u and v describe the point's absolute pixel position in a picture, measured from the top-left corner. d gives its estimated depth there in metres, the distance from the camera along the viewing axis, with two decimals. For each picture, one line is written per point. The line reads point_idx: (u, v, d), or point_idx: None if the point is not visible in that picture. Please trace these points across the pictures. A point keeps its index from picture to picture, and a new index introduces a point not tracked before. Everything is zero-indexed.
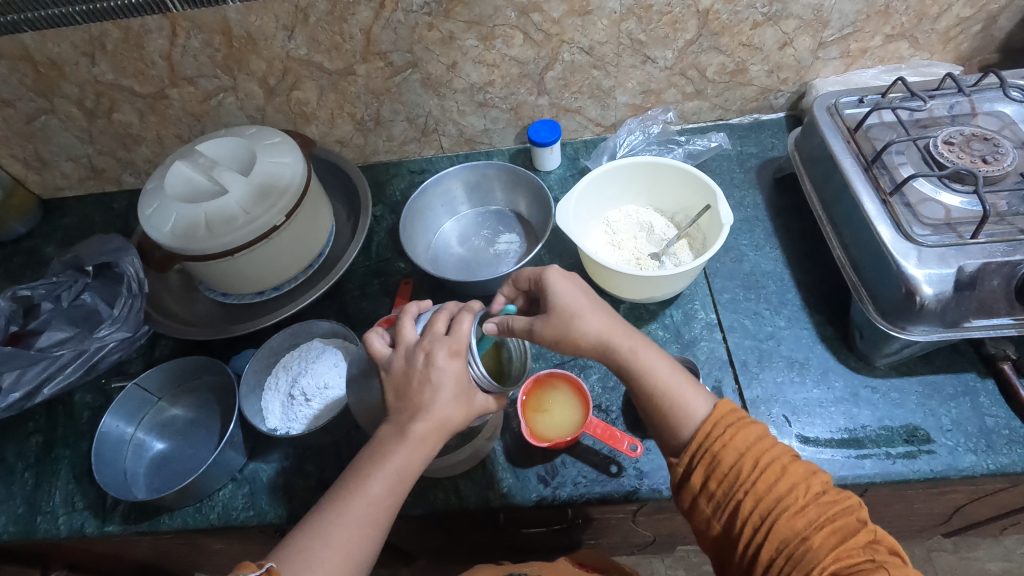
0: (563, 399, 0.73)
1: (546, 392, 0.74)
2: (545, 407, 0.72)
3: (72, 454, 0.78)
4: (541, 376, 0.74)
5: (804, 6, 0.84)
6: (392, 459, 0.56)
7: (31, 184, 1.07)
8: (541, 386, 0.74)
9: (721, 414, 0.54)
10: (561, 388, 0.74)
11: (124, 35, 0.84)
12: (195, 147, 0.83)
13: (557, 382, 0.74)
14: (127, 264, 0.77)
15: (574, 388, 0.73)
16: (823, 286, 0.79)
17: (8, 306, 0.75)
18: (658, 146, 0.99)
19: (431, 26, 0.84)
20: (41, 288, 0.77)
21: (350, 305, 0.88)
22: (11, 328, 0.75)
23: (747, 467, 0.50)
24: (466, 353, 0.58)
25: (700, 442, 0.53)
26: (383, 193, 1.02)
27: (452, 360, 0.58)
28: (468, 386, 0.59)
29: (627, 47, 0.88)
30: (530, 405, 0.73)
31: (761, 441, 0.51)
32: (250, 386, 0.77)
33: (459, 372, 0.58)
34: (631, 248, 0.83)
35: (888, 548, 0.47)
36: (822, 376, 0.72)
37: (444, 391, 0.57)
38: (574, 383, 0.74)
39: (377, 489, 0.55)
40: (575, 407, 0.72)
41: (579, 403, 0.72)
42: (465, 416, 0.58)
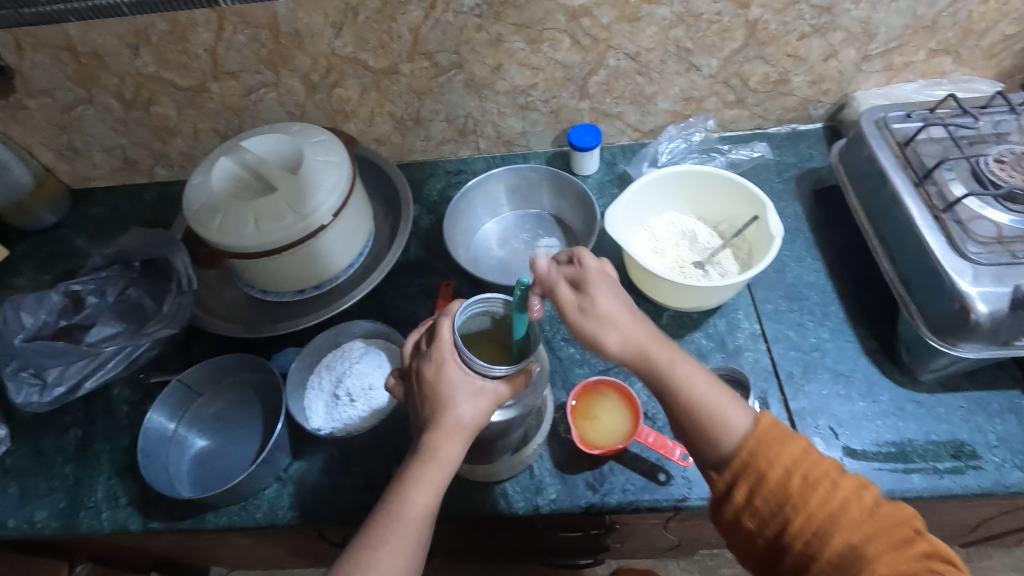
0: (612, 406, 0.73)
1: (594, 399, 0.74)
2: (594, 414, 0.72)
3: (112, 449, 0.77)
4: (590, 383, 0.74)
5: (853, 19, 0.84)
6: (416, 472, 0.57)
7: (61, 173, 1.06)
8: (590, 393, 0.74)
9: (764, 427, 0.53)
10: (610, 395, 0.74)
11: (170, 27, 0.83)
12: (240, 142, 0.82)
13: (605, 389, 0.74)
14: (178, 262, 0.77)
15: (622, 396, 0.73)
16: (867, 299, 0.79)
17: (59, 301, 0.74)
18: (699, 154, 0.99)
19: (480, 27, 0.84)
20: (92, 283, 0.77)
21: (390, 305, 0.87)
22: (61, 322, 0.75)
23: (797, 486, 0.49)
24: (449, 354, 0.60)
25: (744, 458, 0.52)
26: (419, 193, 1.02)
27: (442, 366, 0.60)
28: (472, 382, 0.59)
29: (674, 54, 0.88)
30: (578, 411, 0.73)
31: (808, 455, 0.50)
32: (294, 384, 0.77)
33: (452, 374, 0.59)
34: (674, 256, 0.83)
35: (942, 558, 0.47)
36: (867, 389, 0.73)
37: (449, 395, 0.59)
38: (622, 391, 0.73)
39: (410, 497, 0.56)
40: (624, 415, 0.72)
41: (628, 411, 0.72)
42: (483, 414, 0.59)
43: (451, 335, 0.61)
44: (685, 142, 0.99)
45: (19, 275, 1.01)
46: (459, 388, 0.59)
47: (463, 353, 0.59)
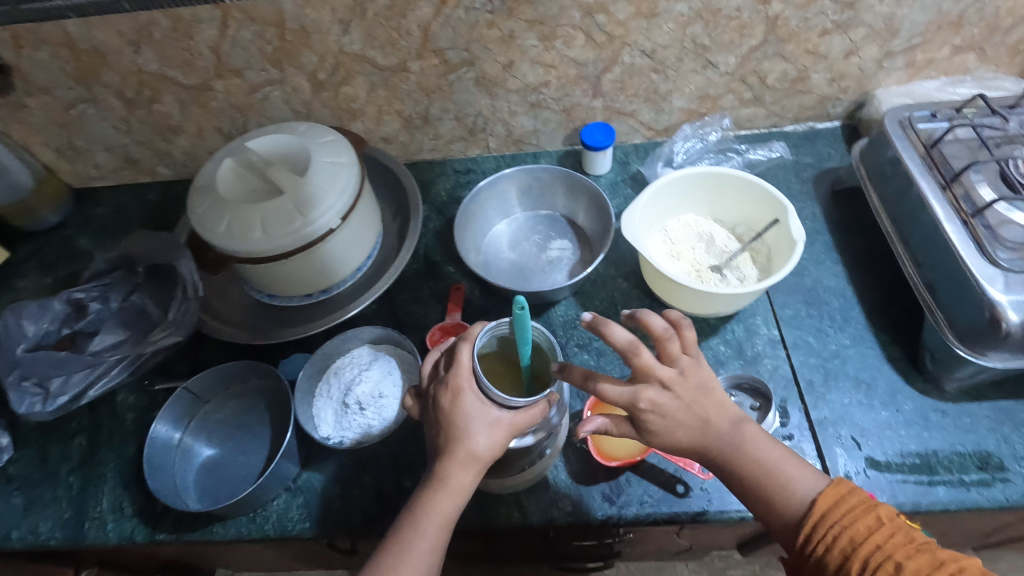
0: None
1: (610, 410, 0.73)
2: None
3: (118, 457, 0.76)
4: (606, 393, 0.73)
5: (876, 15, 0.82)
6: (428, 502, 0.56)
7: (62, 173, 1.04)
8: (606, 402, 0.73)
9: (826, 510, 0.54)
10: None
11: (173, 24, 0.80)
12: (245, 143, 0.80)
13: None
14: (184, 268, 0.75)
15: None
16: (889, 304, 0.78)
17: (62, 308, 0.73)
18: (715, 154, 0.97)
19: (491, 24, 0.82)
20: (95, 289, 0.75)
21: (400, 309, 0.86)
22: (64, 330, 0.73)
23: (856, 570, 0.51)
24: (467, 383, 0.57)
25: (806, 539, 0.55)
26: (427, 193, 1.00)
27: (457, 395, 0.57)
28: (490, 413, 0.57)
29: (690, 52, 0.86)
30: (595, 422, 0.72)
31: (871, 535, 0.51)
32: (303, 392, 0.75)
33: (469, 404, 0.57)
34: (691, 259, 0.81)
35: None
36: (890, 398, 0.71)
37: (465, 426, 0.56)
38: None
39: (421, 528, 0.55)
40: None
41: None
42: (497, 445, 0.57)
43: (470, 363, 0.59)
44: (700, 142, 0.97)
45: (21, 277, 0.99)
46: (474, 420, 0.57)
47: (481, 383, 0.56)
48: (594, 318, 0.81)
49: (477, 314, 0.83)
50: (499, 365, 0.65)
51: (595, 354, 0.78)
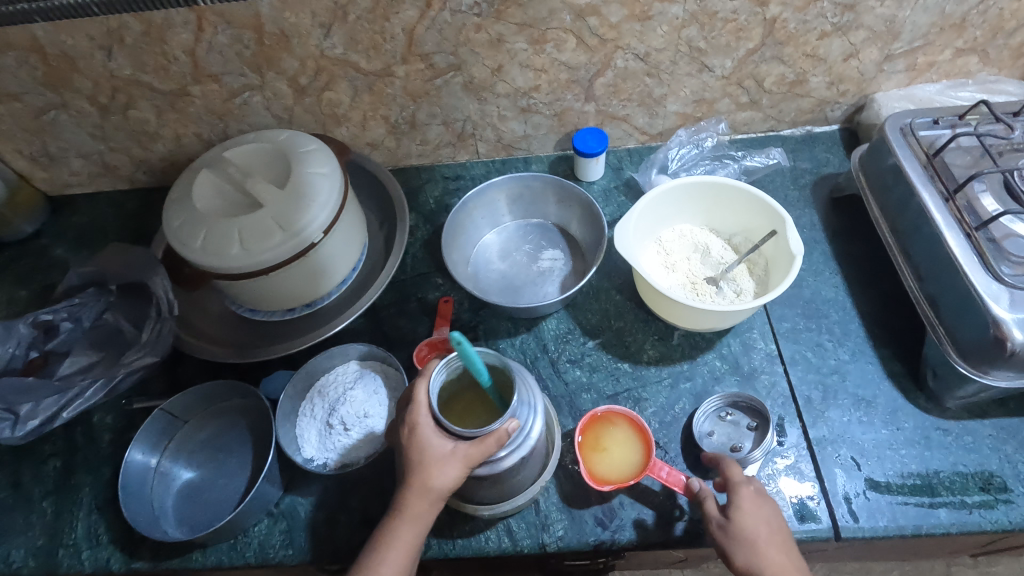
0: (622, 437, 0.69)
1: (602, 430, 0.70)
2: (604, 446, 0.69)
3: (94, 480, 0.74)
4: (598, 414, 0.70)
5: (877, 17, 0.79)
6: (388, 531, 0.57)
7: (37, 180, 1.01)
8: (599, 422, 0.70)
9: None
10: (620, 425, 0.70)
11: (146, 28, 0.77)
12: (223, 152, 0.77)
13: (615, 419, 0.70)
14: (156, 284, 0.71)
15: (633, 426, 0.70)
16: (889, 317, 0.75)
17: (29, 332, 0.69)
18: (711, 160, 0.94)
19: (479, 27, 0.78)
20: (64, 310, 0.71)
21: (387, 323, 0.83)
22: (33, 354, 0.70)
23: None
24: (423, 417, 0.56)
25: None
26: (415, 201, 0.97)
27: (414, 428, 0.56)
28: (448, 446, 0.55)
29: (685, 55, 0.83)
30: (586, 444, 0.69)
31: None
32: (285, 413, 0.73)
33: (427, 438, 0.56)
34: (686, 271, 0.79)
35: None
36: (891, 416, 0.69)
37: (421, 460, 0.55)
38: (633, 421, 0.70)
39: (379, 560, 0.56)
40: (634, 447, 0.68)
41: (638, 442, 0.69)
42: (455, 478, 0.55)
43: (426, 397, 0.57)
44: (696, 148, 0.94)
45: None
46: (427, 455, 0.55)
47: (434, 416, 0.54)
48: (586, 331, 0.79)
49: (465, 328, 0.81)
50: (468, 399, 0.65)
51: (588, 370, 0.76)
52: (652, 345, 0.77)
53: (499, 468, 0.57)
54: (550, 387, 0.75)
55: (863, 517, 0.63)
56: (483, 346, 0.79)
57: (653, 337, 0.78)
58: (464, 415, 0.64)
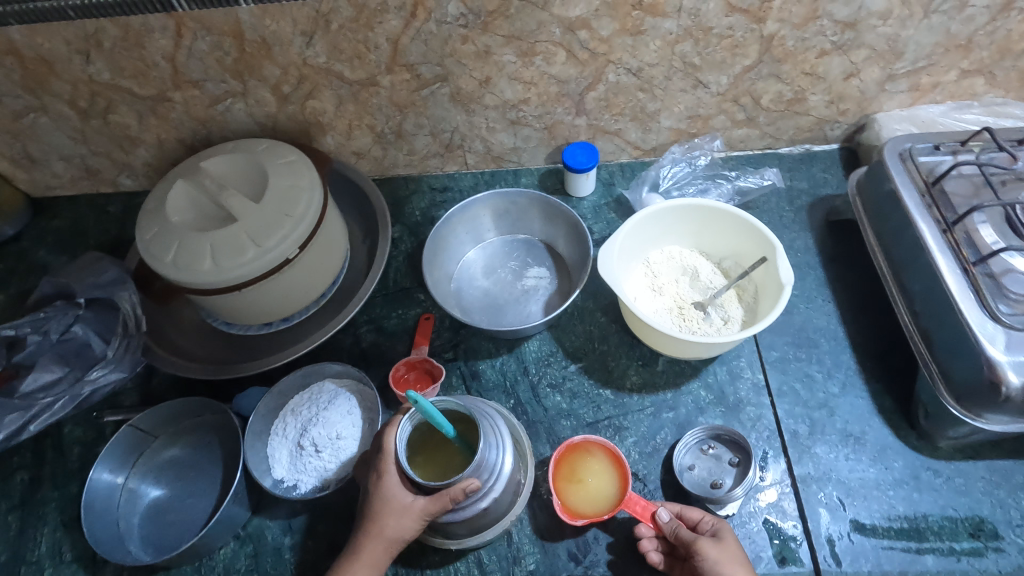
0: (599, 468, 0.67)
1: (577, 461, 0.67)
2: (580, 478, 0.66)
3: (60, 496, 0.72)
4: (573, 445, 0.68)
5: (879, 36, 0.76)
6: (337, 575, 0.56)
7: (19, 182, 0.99)
8: (576, 452, 0.68)
9: None
10: (596, 456, 0.68)
11: (123, 33, 0.75)
12: (199, 162, 0.75)
13: (592, 449, 0.68)
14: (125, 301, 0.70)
15: (611, 456, 0.67)
16: (882, 349, 0.73)
17: None
18: (704, 179, 0.92)
19: (466, 39, 0.76)
20: (28, 324, 0.69)
21: (365, 340, 0.81)
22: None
23: None
24: (388, 463, 0.57)
25: None
26: (401, 212, 0.95)
27: (383, 471, 0.57)
28: (408, 498, 0.56)
29: (679, 71, 0.80)
30: (560, 476, 0.67)
31: None
32: (255, 433, 0.71)
33: (389, 486, 0.56)
34: (673, 295, 0.76)
35: None
36: (879, 454, 0.66)
37: (380, 508, 0.56)
38: (612, 452, 0.67)
39: None
40: (610, 480, 0.66)
41: (615, 475, 0.66)
42: (411, 529, 0.56)
43: (395, 445, 0.58)
44: (689, 166, 0.92)
45: None
46: (398, 495, 0.56)
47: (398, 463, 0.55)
48: (569, 355, 0.77)
49: (445, 348, 0.79)
50: (428, 446, 0.62)
51: (568, 395, 0.74)
52: (636, 371, 0.75)
53: (468, 513, 0.58)
54: (529, 412, 0.73)
55: (846, 561, 0.61)
56: (462, 367, 0.77)
57: (637, 362, 0.75)
58: (427, 465, 0.61)
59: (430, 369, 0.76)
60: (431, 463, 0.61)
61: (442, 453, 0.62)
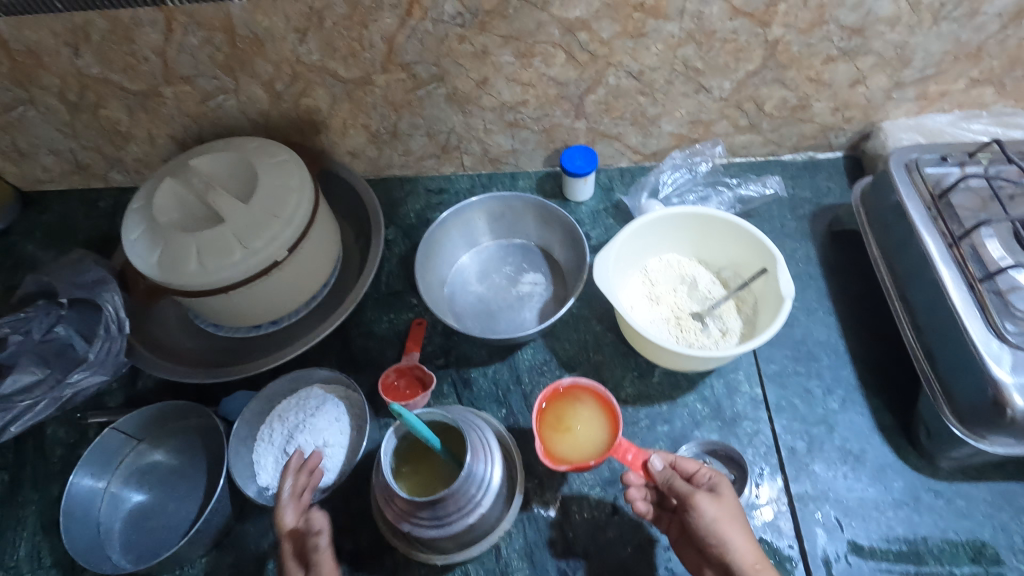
0: (588, 415, 0.66)
1: (566, 408, 0.67)
2: (567, 425, 0.65)
3: (41, 498, 0.71)
4: (560, 390, 0.67)
5: (887, 43, 0.74)
6: None
7: (9, 175, 0.98)
8: (563, 399, 0.67)
9: None
10: (585, 402, 0.67)
11: (112, 26, 0.73)
12: (188, 160, 0.74)
13: (580, 395, 0.67)
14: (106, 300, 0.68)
15: (600, 402, 0.66)
16: (883, 365, 0.71)
17: None
18: (705, 186, 0.90)
19: (462, 38, 0.74)
20: (7, 324, 0.66)
21: (355, 345, 0.79)
22: None
23: None
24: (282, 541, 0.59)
25: None
26: (395, 213, 0.93)
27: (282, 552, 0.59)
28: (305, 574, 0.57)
29: (681, 75, 0.79)
30: (548, 424, 0.66)
31: None
32: (240, 439, 0.69)
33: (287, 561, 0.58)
34: (670, 304, 0.75)
35: None
36: (879, 473, 0.65)
37: None
38: (601, 397, 0.66)
39: None
40: (600, 425, 0.65)
41: (604, 421, 0.65)
42: None
43: (288, 519, 0.60)
44: (690, 172, 0.90)
45: None
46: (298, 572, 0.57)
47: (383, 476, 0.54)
48: (563, 364, 0.75)
49: (436, 354, 0.77)
50: (414, 458, 0.60)
51: None
52: (631, 383, 0.73)
53: (455, 531, 0.56)
54: (521, 422, 0.71)
55: None
56: (453, 375, 0.75)
57: (632, 373, 0.73)
58: (413, 477, 0.59)
59: (421, 376, 0.74)
60: (417, 475, 0.59)
61: (429, 464, 0.60)
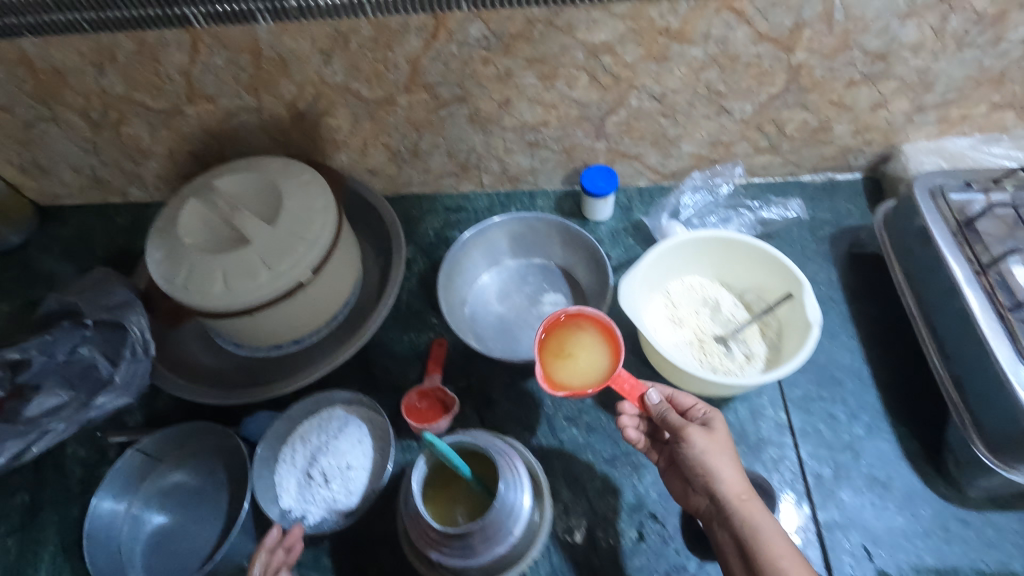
0: (589, 342, 0.68)
1: (568, 336, 0.69)
2: (568, 352, 0.67)
3: (61, 519, 0.70)
4: (563, 318, 0.69)
5: (910, 67, 0.74)
6: None
7: (27, 189, 0.98)
8: (564, 328, 0.69)
9: None
10: (586, 331, 0.69)
11: (138, 47, 0.73)
12: (213, 181, 0.74)
13: (581, 324, 0.69)
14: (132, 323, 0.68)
15: (600, 329, 0.68)
16: (908, 391, 0.71)
17: None
18: (726, 209, 0.90)
19: (487, 61, 0.74)
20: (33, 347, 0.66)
21: (375, 365, 0.79)
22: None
23: None
24: None
25: None
26: (414, 232, 0.93)
27: None
28: None
29: (703, 97, 0.79)
30: (551, 352, 0.68)
31: None
32: (263, 462, 0.69)
33: None
34: (693, 327, 0.74)
35: None
36: (907, 501, 0.64)
37: None
38: (601, 324, 0.68)
39: None
40: (602, 352, 0.67)
41: (606, 348, 0.67)
42: None
43: None
44: (710, 194, 0.90)
45: None
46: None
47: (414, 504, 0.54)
48: None
49: (457, 375, 0.77)
50: (441, 484, 0.60)
51: (584, 429, 0.72)
52: None
53: (483, 561, 0.56)
54: (544, 446, 0.71)
55: None
56: (475, 396, 0.75)
57: None
58: (438, 502, 0.59)
59: (442, 398, 0.74)
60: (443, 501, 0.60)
61: (456, 489, 0.60)
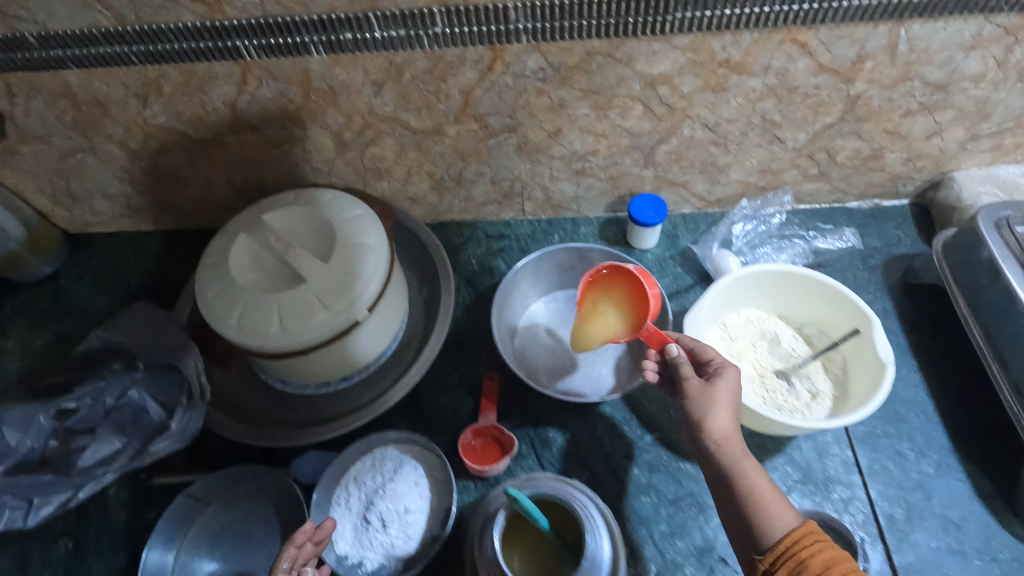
0: (618, 300, 0.73)
1: (605, 291, 0.74)
2: (599, 308, 0.74)
3: (108, 567, 0.68)
4: (603, 271, 0.74)
5: (968, 98, 0.74)
6: None
7: (57, 218, 0.95)
8: (599, 286, 0.74)
9: None
10: (622, 289, 0.73)
11: (185, 78, 0.71)
12: (261, 215, 0.72)
13: (615, 282, 0.73)
14: (190, 366, 0.67)
15: (631, 286, 0.72)
16: (976, 427, 0.70)
17: (48, 423, 0.61)
18: (779, 239, 0.89)
19: (541, 92, 0.73)
20: (86, 393, 0.63)
21: (425, 401, 0.77)
22: (51, 443, 0.61)
23: None
24: None
25: None
26: (455, 260, 0.92)
27: None
28: None
29: (757, 127, 0.78)
30: (586, 303, 0.75)
31: None
32: (319, 507, 0.67)
33: None
34: (752, 360, 0.73)
35: None
36: (983, 544, 0.64)
37: None
38: (632, 280, 0.72)
39: None
40: (628, 310, 0.72)
41: (632, 307, 0.71)
42: None
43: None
44: (762, 224, 0.89)
45: (5, 337, 0.89)
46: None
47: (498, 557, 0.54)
48: (644, 423, 0.73)
49: (511, 412, 0.75)
50: (514, 536, 0.60)
51: (646, 469, 0.71)
52: None
53: None
54: (606, 486, 0.70)
55: None
56: (531, 433, 0.74)
57: None
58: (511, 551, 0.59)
59: (498, 437, 0.72)
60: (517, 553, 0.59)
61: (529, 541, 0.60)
